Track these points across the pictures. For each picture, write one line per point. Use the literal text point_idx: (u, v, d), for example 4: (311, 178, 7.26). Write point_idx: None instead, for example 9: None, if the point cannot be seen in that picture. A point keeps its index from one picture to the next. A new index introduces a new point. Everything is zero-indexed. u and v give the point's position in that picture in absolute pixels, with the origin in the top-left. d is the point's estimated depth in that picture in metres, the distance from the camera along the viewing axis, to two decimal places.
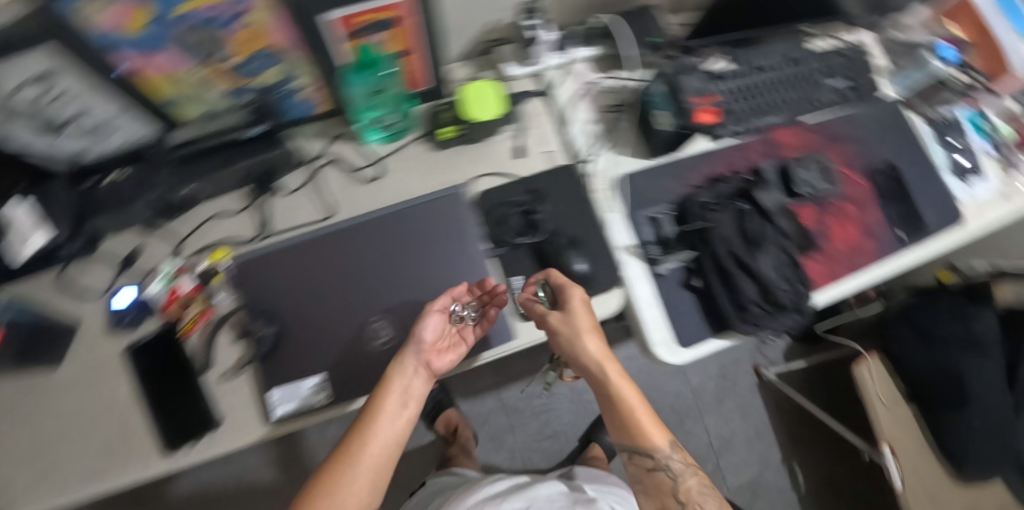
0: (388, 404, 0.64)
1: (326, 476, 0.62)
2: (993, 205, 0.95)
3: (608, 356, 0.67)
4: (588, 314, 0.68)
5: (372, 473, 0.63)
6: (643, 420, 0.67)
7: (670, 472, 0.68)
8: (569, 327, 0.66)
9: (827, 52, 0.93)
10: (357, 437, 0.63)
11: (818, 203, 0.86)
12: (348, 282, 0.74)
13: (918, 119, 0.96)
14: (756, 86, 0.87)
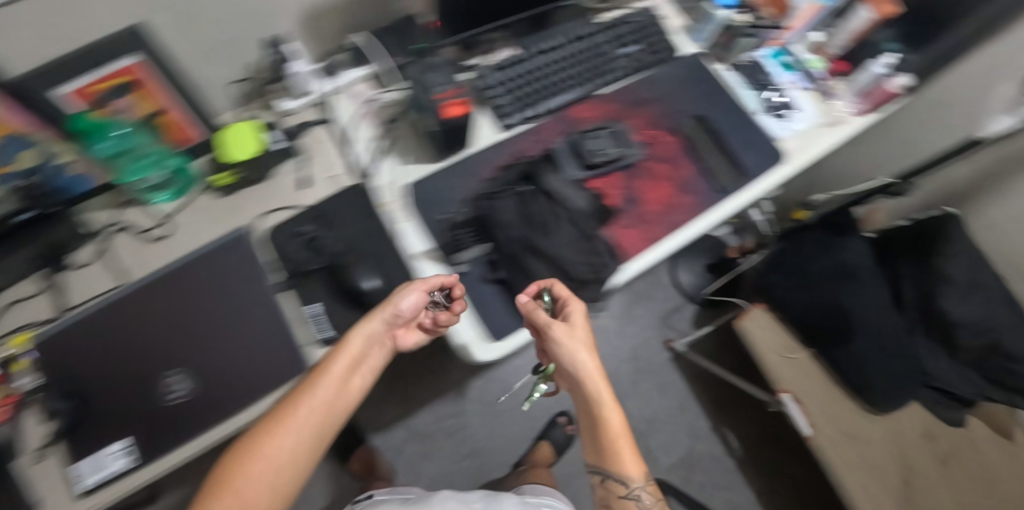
0: (336, 366, 0.62)
1: (243, 450, 0.55)
2: (818, 134, 0.94)
3: (599, 371, 0.63)
4: (590, 330, 0.66)
5: (294, 439, 0.57)
6: (623, 446, 0.62)
7: (640, 502, 0.64)
8: (580, 337, 0.64)
9: (613, 24, 0.93)
10: (279, 413, 0.58)
11: (627, 169, 0.83)
12: (187, 323, 0.70)
13: (722, 69, 0.96)
14: (541, 68, 0.86)
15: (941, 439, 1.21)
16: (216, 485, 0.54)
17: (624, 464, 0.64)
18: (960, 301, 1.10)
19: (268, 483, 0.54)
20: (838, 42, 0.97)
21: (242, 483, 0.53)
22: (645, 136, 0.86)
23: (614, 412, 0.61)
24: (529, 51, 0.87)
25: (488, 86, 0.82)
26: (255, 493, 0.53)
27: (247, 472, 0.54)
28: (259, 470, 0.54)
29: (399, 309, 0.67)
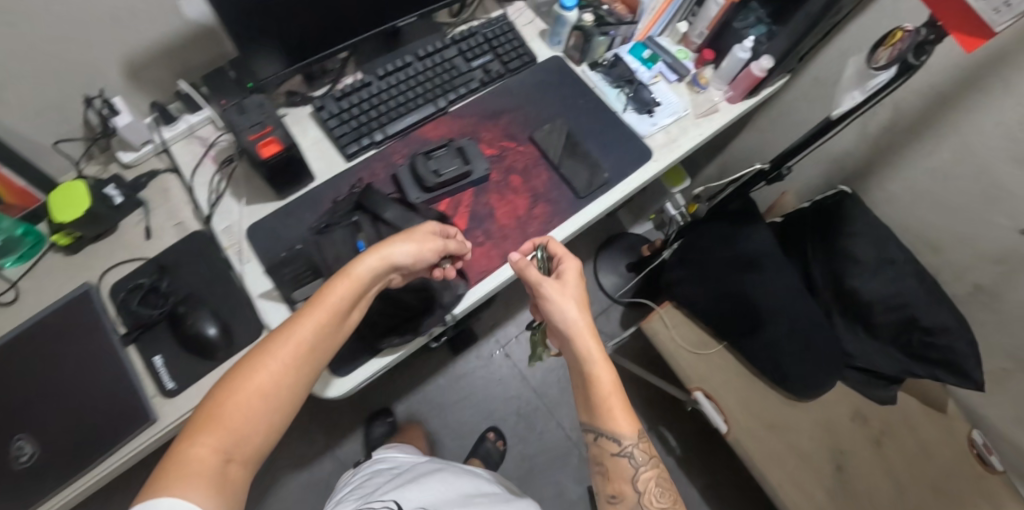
0: (331, 297, 0.58)
1: (232, 378, 0.52)
2: (687, 126, 0.93)
3: (588, 325, 0.64)
4: (581, 288, 0.69)
5: (285, 368, 0.54)
6: (614, 403, 0.62)
7: (633, 461, 0.62)
8: (569, 291, 0.67)
9: (466, 35, 0.90)
10: (273, 345, 0.55)
11: (477, 185, 0.81)
12: (67, 381, 0.71)
13: (584, 70, 0.94)
14: (383, 90, 0.84)
15: (874, 420, 1.18)
16: (214, 403, 0.51)
17: (615, 420, 0.62)
18: (868, 278, 1.08)
19: (242, 422, 0.50)
20: (699, 31, 0.96)
21: (209, 422, 0.49)
22: (497, 149, 0.85)
23: (606, 368, 0.62)
24: (371, 75, 0.85)
25: (327, 116, 0.82)
26: (211, 443, 0.48)
27: (217, 407, 0.50)
28: (229, 406, 0.50)
29: (394, 263, 0.63)
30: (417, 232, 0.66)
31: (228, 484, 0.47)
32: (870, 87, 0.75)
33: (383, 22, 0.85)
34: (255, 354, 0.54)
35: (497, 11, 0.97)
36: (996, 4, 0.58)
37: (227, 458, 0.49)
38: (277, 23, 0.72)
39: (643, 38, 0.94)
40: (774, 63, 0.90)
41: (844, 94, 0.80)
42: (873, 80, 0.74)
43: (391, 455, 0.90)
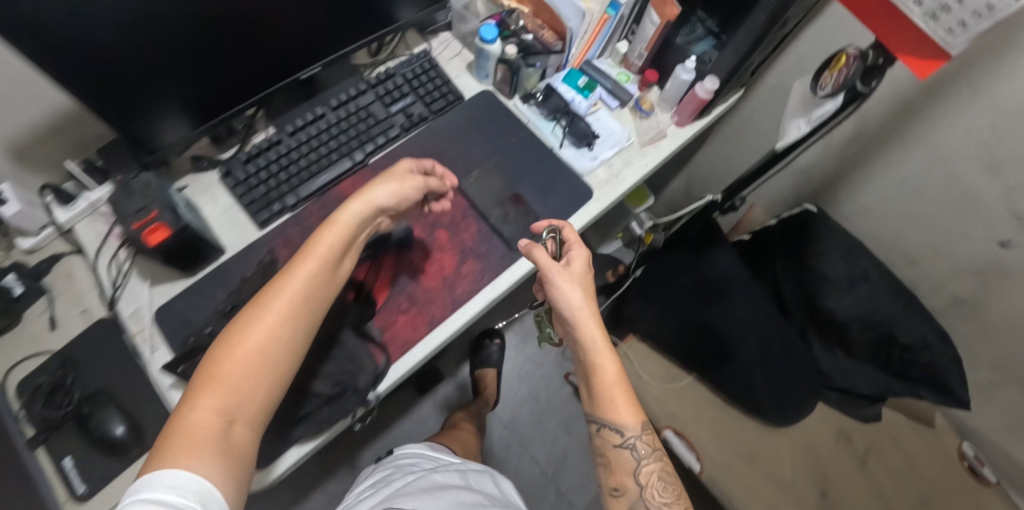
0: (319, 249, 0.61)
1: (231, 339, 0.55)
2: (631, 157, 0.86)
3: (594, 317, 0.66)
4: (590, 279, 0.70)
5: (280, 324, 0.56)
6: (617, 391, 0.64)
7: (635, 454, 0.63)
8: (575, 279, 0.68)
9: (384, 77, 0.84)
10: (267, 303, 0.57)
11: (399, 244, 0.76)
12: None
13: (516, 103, 0.88)
14: (296, 147, 0.78)
15: (858, 439, 1.11)
16: (214, 363, 0.54)
17: (618, 410, 0.63)
18: (841, 295, 1.01)
19: (243, 383, 0.53)
20: (638, 52, 0.89)
21: (213, 383, 0.52)
22: (422, 202, 0.79)
23: (608, 360, 0.64)
24: (282, 131, 0.79)
25: (235, 181, 0.76)
26: (213, 404, 0.51)
27: (220, 368, 0.53)
28: (230, 367, 0.53)
29: (378, 206, 0.66)
30: (397, 173, 0.69)
31: (231, 444, 0.51)
32: (818, 118, 0.65)
33: (290, 73, 0.79)
34: (252, 315, 0.56)
35: (420, 45, 0.90)
36: (950, 24, 0.51)
37: (230, 420, 0.52)
38: (166, 95, 0.66)
39: (578, 64, 0.89)
40: (720, 84, 0.82)
41: (789, 123, 0.71)
42: (819, 110, 0.65)
43: (414, 452, 0.86)
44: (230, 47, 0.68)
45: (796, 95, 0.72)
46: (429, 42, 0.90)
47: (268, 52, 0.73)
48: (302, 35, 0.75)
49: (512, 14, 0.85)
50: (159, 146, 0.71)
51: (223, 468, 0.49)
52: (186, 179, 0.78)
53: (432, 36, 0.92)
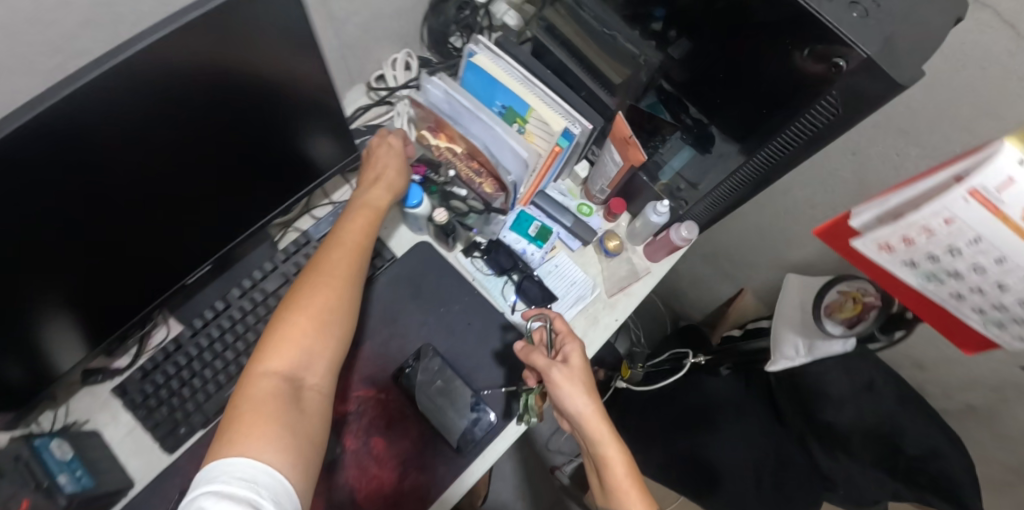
0: (356, 224, 0.62)
1: (296, 303, 0.54)
2: (597, 314, 0.73)
3: (599, 413, 0.58)
4: (588, 374, 0.61)
5: (333, 297, 0.56)
6: (631, 485, 0.56)
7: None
8: (576, 375, 0.59)
9: (299, 245, 0.72)
10: (320, 269, 0.57)
11: (329, 462, 0.65)
12: None
13: (457, 256, 0.75)
14: (201, 350, 0.67)
15: None
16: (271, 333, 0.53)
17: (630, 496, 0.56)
18: None
19: (307, 345, 0.53)
20: (599, 186, 0.76)
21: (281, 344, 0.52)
22: (352, 402, 0.68)
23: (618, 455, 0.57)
24: (180, 334, 0.68)
25: (133, 404, 0.65)
26: (279, 365, 0.51)
27: (292, 327, 0.53)
28: (298, 324, 0.53)
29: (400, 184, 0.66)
30: (401, 148, 0.69)
31: (297, 406, 0.50)
32: (822, 353, 0.66)
33: (191, 265, 0.68)
34: (314, 279, 0.56)
35: (341, 191, 0.78)
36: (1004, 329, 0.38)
37: (297, 385, 0.52)
38: (38, 337, 0.56)
39: (527, 203, 0.75)
40: (698, 231, 0.71)
41: (787, 335, 0.71)
42: (824, 347, 0.65)
43: None
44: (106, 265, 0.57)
45: (787, 310, 0.73)
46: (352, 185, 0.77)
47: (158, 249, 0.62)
48: (196, 222, 0.63)
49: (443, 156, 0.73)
50: (45, 378, 0.61)
51: (293, 452, 0.46)
52: (90, 407, 0.67)
53: (355, 175, 0.79)
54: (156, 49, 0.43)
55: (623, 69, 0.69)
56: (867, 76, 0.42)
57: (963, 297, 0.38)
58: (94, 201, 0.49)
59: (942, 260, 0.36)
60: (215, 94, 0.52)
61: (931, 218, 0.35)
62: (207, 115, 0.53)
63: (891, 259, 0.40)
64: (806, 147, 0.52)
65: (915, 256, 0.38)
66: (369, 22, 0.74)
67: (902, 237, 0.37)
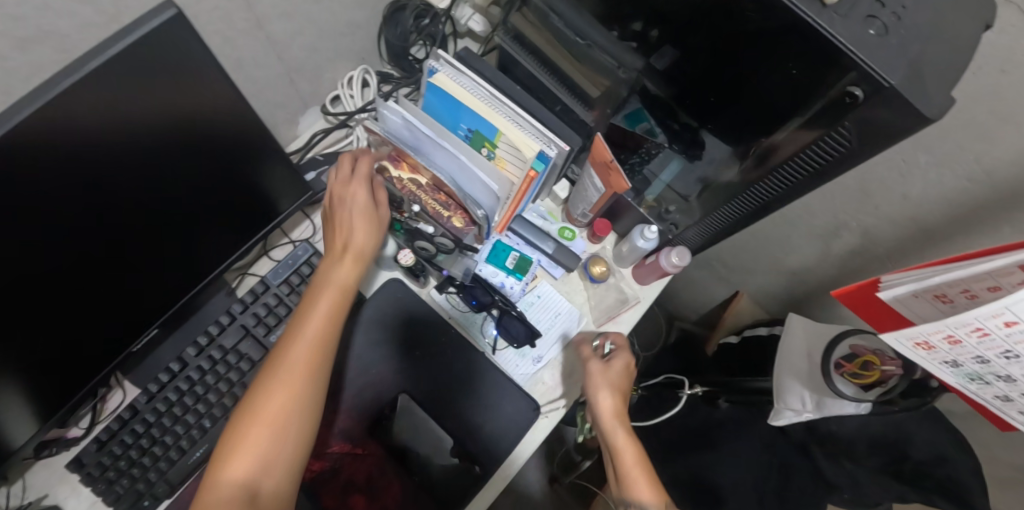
0: (319, 307, 0.55)
1: (251, 408, 0.49)
2: (584, 347, 0.70)
3: (619, 410, 0.60)
4: (627, 382, 0.63)
5: (294, 394, 0.50)
6: (638, 474, 0.56)
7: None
8: (607, 377, 0.62)
9: (259, 292, 0.67)
10: (281, 360, 0.51)
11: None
12: None
13: (432, 293, 0.72)
14: (161, 414, 0.62)
15: None
16: (231, 440, 0.48)
17: (635, 483, 0.56)
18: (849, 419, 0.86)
19: (262, 442, 0.48)
20: (579, 210, 0.71)
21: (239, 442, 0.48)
22: (326, 460, 0.63)
23: (629, 443, 0.58)
24: (136, 399, 0.63)
25: (92, 478, 0.60)
26: (240, 472, 0.47)
27: (247, 435, 0.48)
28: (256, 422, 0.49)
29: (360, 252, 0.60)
30: (355, 184, 0.61)
31: None
32: (832, 411, 0.62)
33: (140, 328, 0.61)
34: (269, 380, 0.50)
35: (301, 228, 0.73)
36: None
37: (252, 491, 0.47)
38: None
39: (504, 229, 0.70)
40: (689, 258, 0.67)
41: (791, 385, 0.67)
42: (834, 406, 0.61)
43: None
44: (50, 339, 0.52)
45: (791, 356, 0.69)
46: (311, 221, 0.73)
47: (111, 314, 0.56)
48: (150, 280, 0.58)
49: (405, 189, 0.65)
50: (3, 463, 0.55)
51: None
52: (47, 481, 0.62)
53: (314, 209, 0.73)
54: (62, 99, 0.37)
55: (600, 80, 0.64)
56: (874, 105, 0.38)
57: (1009, 396, 0.38)
58: (18, 269, 0.44)
59: (990, 361, 0.36)
60: (147, 144, 0.46)
61: (983, 324, 0.34)
62: (141, 167, 0.47)
63: (932, 356, 0.40)
64: (812, 180, 0.47)
65: (960, 355, 0.38)
66: (317, 40, 0.68)
67: (945, 338, 0.37)
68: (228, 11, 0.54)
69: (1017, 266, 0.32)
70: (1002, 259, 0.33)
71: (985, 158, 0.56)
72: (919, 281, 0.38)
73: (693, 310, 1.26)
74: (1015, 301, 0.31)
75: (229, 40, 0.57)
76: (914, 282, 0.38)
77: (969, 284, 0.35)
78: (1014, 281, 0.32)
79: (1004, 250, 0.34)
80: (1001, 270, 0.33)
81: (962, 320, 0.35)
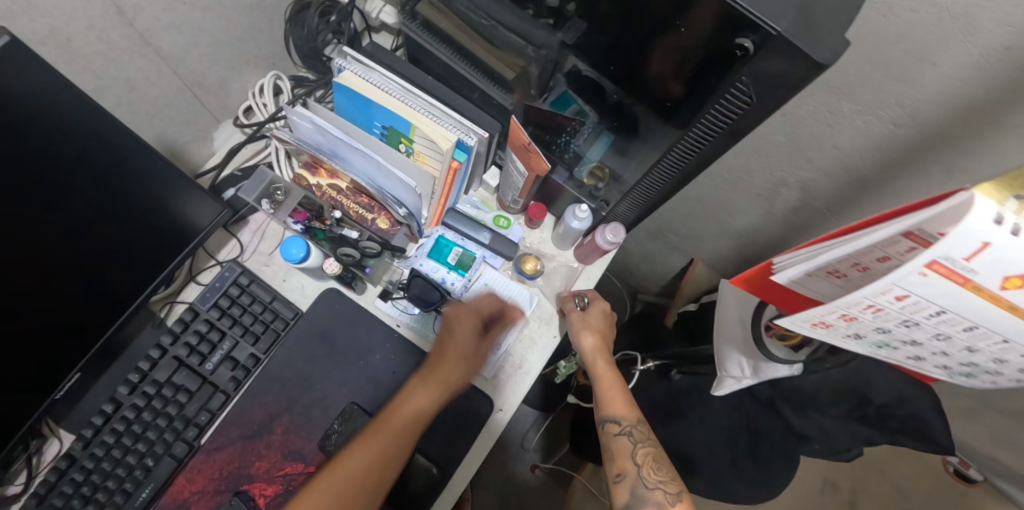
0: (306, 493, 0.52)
1: None
2: (532, 334, 0.69)
3: (597, 347, 0.66)
4: (607, 324, 0.68)
5: None
6: (611, 388, 0.63)
7: (633, 440, 0.59)
8: (589, 319, 0.66)
9: (189, 319, 0.64)
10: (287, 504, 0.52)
11: None
12: None
13: (375, 302, 0.69)
14: (100, 458, 0.59)
15: (842, 482, 1.04)
16: None
17: (613, 404, 0.62)
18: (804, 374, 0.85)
19: None
20: (511, 197, 0.70)
21: None
22: (280, 483, 0.61)
23: (606, 371, 0.65)
24: (71, 447, 0.59)
25: None
26: None
27: None
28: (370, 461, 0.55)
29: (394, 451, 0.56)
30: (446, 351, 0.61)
31: None
32: (767, 375, 0.61)
33: (60, 374, 0.57)
34: None
35: (227, 248, 0.69)
36: (963, 369, 0.36)
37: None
38: None
39: (437, 223, 0.70)
40: (624, 234, 0.66)
41: (730, 352, 0.67)
42: (769, 370, 0.61)
43: None
44: None
45: (726, 324, 0.68)
46: (235, 242, 0.70)
47: (18, 365, 0.52)
48: (60, 318, 0.54)
49: (326, 196, 0.65)
50: None
51: None
52: None
53: (238, 227, 0.70)
54: None
55: (514, 60, 0.61)
56: (763, 56, 0.36)
57: (921, 355, 0.37)
58: None
59: (892, 330, 0.35)
60: (15, 169, 0.43)
61: (875, 302, 0.32)
62: (11, 195, 0.44)
63: (834, 332, 0.37)
64: (725, 139, 0.44)
65: (861, 329, 0.35)
66: (214, 51, 0.64)
67: (840, 317, 0.34)
68: (104, 29, 0.50)
69: (904, 235, 0.30)
70: (887, 229, 0.30)
71: (906, 100, 0.56)
72: (808, 262, 0.35)
73: (653, 282, 1.27)
74: (901, 277, 0.29)
75: (112, 61, 0.53)
76: (805, 263, 0.35)
77: (859, 258, 0.33)
78: (903, 248, 0.31)
79: (893, 214, 0.31)
80: (887, 242, 0.31)
81: (855, 300, 0.32)
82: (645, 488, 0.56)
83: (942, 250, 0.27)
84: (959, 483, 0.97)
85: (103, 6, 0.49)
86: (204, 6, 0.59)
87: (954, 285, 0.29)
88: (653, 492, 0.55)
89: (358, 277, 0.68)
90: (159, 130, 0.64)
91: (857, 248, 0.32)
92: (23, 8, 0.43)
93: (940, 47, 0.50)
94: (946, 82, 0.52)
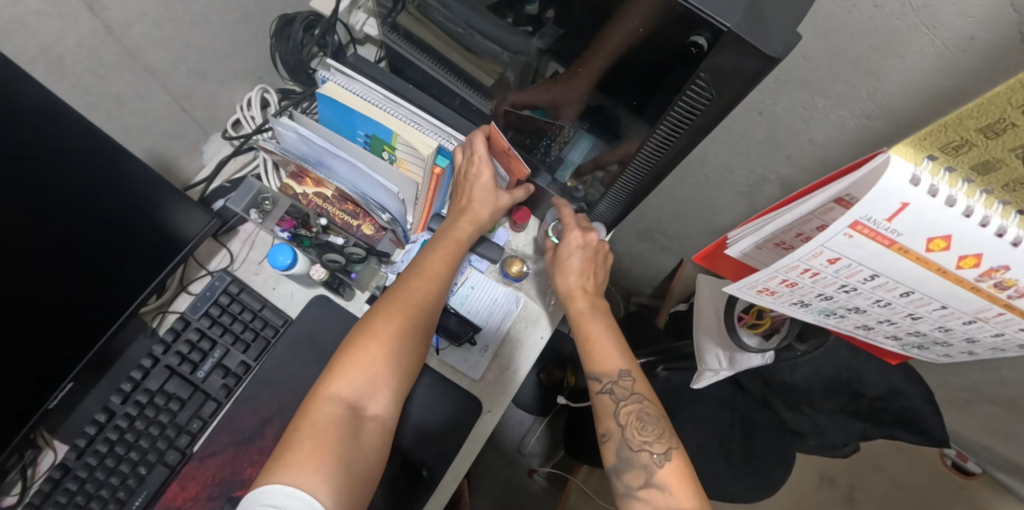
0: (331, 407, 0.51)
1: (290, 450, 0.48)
2: (520, 336, 0.70)
3: (578, 290, 0.63)
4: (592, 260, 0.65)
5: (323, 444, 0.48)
6: (593, 335, 0.60)
7: (614, 398, 0.56)
8: (565, 263, 0.64)
9: (180, 328, 0.65)
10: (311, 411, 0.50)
11: None
12: None
13: (363, 307, 0.70)
14: (93, 466, 0.60)
15: (840, 478, 1.05)
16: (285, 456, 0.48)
17: (596, 358, 0.59)
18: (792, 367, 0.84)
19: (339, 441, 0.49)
20: None
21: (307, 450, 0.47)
22: None
23: (586, 316, 0.62)
24: (65, 457, 0.60)
25: None
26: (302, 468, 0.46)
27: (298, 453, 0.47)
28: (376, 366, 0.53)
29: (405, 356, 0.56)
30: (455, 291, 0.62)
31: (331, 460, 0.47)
32: (742, 365, 0.62)
33: (54, 384, 0.58)
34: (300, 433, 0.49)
35: (217, 258, 0.71)
36: (911, 339, 0.39)
37: (358, 415, 0.51)
38: None
39: (422, 229, 0.71)
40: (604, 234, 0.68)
41: (709, 345, 0.68)
42: (743, 360, 0.62)
43: None
44: None
45: (705, 318, 0.68)
46: (224, 253, 0.71)
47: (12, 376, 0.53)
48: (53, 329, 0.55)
49: (313, 204, 0.68)
50: None
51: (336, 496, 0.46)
52: None
53: (228, 237, 0.72)
54: None
55: (492, 68, 0.62)
56: (718, 50, 0.37)
57: (871, 325, 0.40)
58: None
59: (833, 296, 0.37)
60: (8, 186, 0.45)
61: (811, 266, 0.34)
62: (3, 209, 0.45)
63: (780, 299, 0.39)
64: (692, 135, 0.46)
65: (805, 296, 0.38)
66: (202, 66, 0.66)
67: (782, 283, 0.37)
68: (93, 47, 0.52)
69: (835, 199, 0.32)
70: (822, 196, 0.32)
71: (877, 93, 0.57)
72: (756, 233, 0.37)
73: (646, 284, 1.28)
74: (830, 237, 0.31)
75: (102, 77, 0.55)
76: (752, 234, 0.37)
77: (802, 228, 0.36)
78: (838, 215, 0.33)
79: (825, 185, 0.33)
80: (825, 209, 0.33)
81: (790, 262, 0.34)
82: (629, 449, 0.53)
83: (864, 210, 0.29)
84: (958, 476, 0.95)
85: (93, 25, 0.51)
86: (191, 23, 0.61)
87: (880, 247, 0.31)
88: (637, 454, 0.53)
89: (345, 284, 0.69)
90: (150, 142, 0.65)
91: (795, 214, 0.34)
92: (15, 27, 0.45)
93: (906, 39, 0.51)
94: (914, 74, 0.53)
